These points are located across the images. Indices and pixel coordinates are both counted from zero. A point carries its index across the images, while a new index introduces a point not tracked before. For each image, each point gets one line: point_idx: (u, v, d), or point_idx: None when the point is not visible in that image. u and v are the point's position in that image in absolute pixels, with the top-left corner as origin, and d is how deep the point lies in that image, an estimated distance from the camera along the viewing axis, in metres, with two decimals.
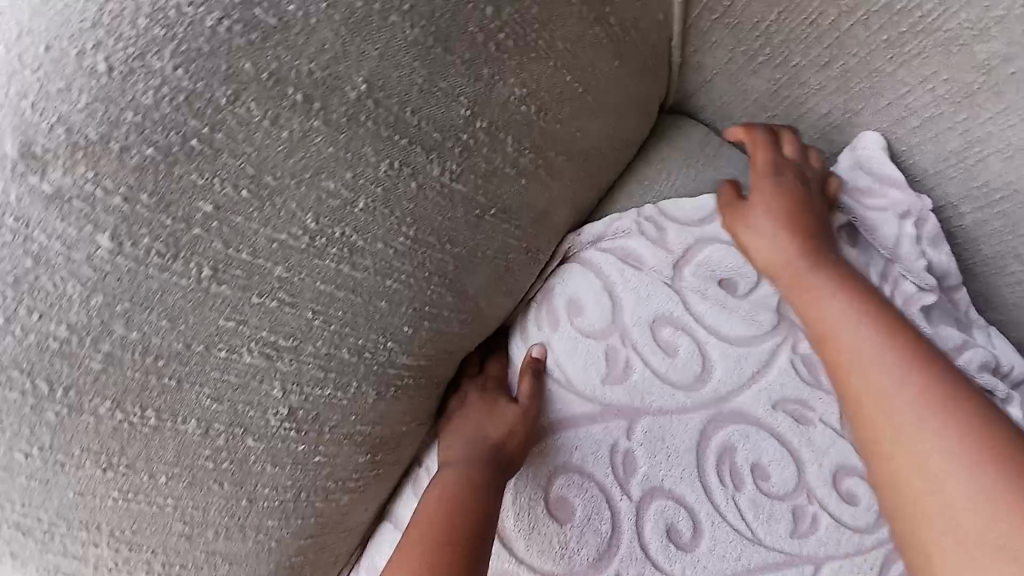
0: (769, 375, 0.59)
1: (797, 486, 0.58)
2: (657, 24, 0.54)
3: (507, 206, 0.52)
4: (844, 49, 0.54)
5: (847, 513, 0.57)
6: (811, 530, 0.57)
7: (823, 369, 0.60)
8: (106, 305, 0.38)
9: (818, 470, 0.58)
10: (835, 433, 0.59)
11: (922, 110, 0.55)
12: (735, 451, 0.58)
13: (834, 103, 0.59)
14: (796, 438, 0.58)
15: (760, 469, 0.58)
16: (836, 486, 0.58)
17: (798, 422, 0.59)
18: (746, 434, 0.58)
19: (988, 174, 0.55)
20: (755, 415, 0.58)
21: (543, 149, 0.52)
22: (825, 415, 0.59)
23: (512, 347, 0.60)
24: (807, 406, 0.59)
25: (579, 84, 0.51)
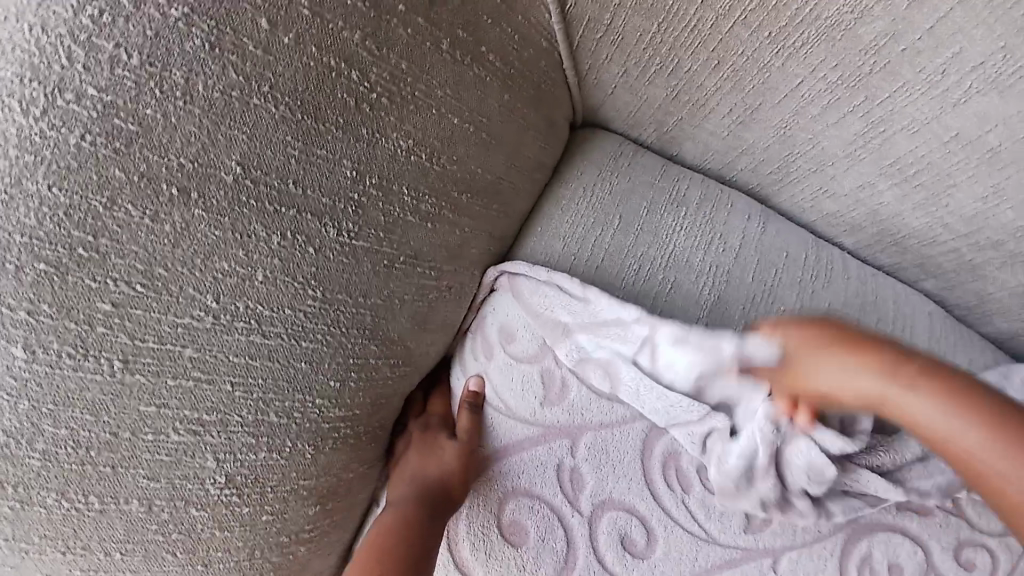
0: None
1: None
2: (541, 52, 0.55)
3: (418, 252, 0.53)
4: (729, 51, 0.55)
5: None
6: (765, 523, 0.57)
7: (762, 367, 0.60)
8: (33, 408, 0.40)
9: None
10: None
11: (818, 98, 0.56)
12: (680, 455, 0.59)
13: (733, 101, 0.59)
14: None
15: (706, 469, 0.58)
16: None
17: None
18: None
19: (898, 152, 0.57)
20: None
21: (443, 191, 0.53)
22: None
23: (453, 377, 0.65)
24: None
25: (469, 124, 0.53)
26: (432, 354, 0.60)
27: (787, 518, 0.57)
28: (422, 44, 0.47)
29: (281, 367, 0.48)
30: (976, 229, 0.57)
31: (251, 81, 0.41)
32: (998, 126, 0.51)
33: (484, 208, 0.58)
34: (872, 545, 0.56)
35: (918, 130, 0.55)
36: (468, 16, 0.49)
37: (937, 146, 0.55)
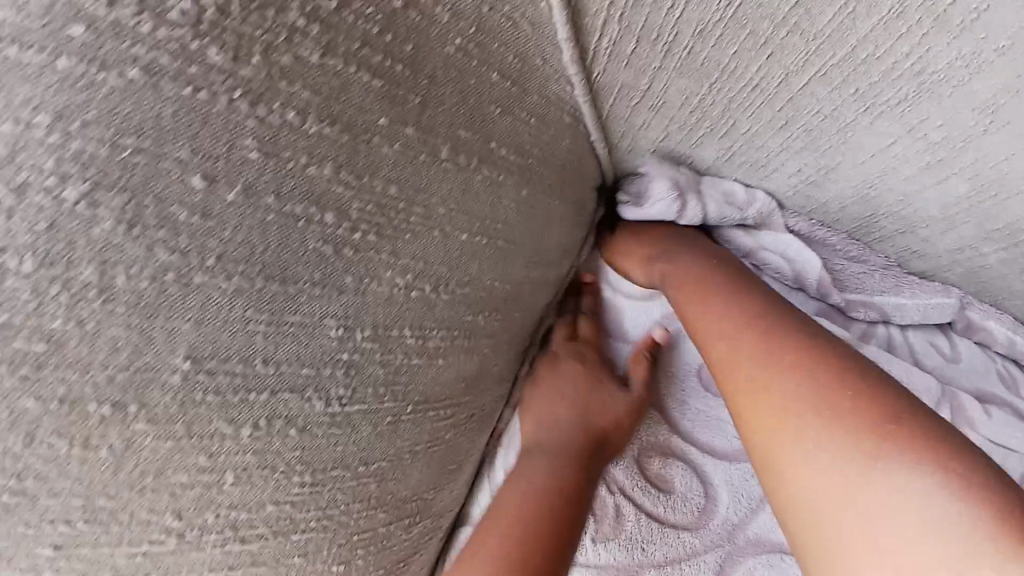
0: None
1: None
2: (565, 128, 0.44)
3: (428, 394, 0.42)
4: (801, 109, 0.44)
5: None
6: None
7: None
8: None
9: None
10: None
11: (915, 159, 0.45)
12: None
13: (803, 163, 0.48)
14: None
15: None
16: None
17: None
18: (771, 563, 0.49)
19: (1012, 220, 0.45)
20: (779, 541, 0.50)
21: (454, 320, 0.42)
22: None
23: (476, 505, 0.54)
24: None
25: (482, 236, 0.41)
26: (452, 497, 0.50)
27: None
28: (415, 156, 0.36)
29: (270, 567, 0.39)
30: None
31: (190, 255, 0.30)
32: None
33: (503, 320, 0.47)
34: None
35: None
36: (472, 108, 0.38)
37: None
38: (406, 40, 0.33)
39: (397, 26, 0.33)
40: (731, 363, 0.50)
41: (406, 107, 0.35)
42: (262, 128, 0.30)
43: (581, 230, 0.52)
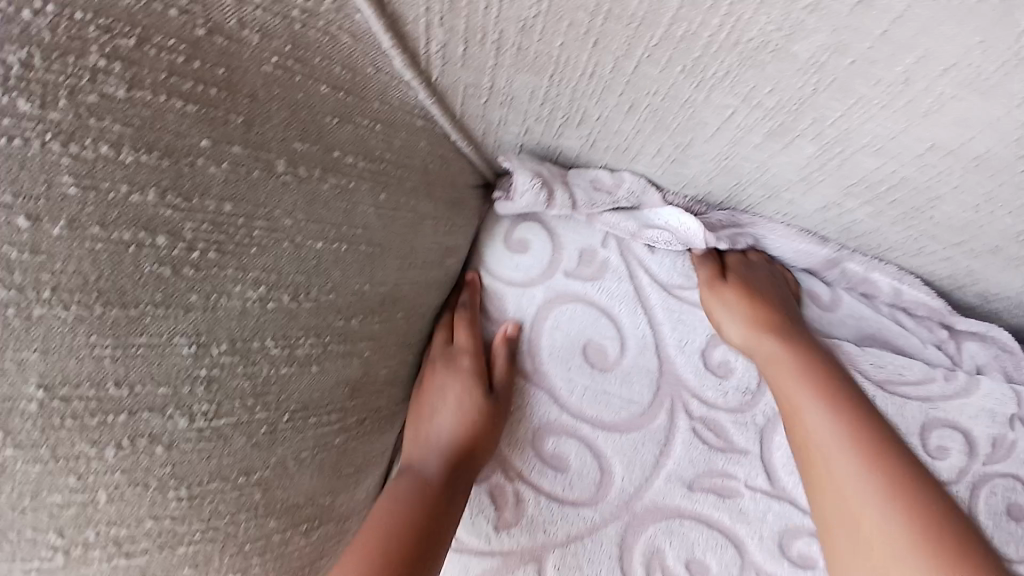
0: (673, 454, 0.53)
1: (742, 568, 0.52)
2: (420, 130, 0.46)
3: (308, 401, 0.44)
4: (641, 90, 0.46)
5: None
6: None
7: (726, 424, 0.54)
8: None
9: (762, 544, 0.52)
10: (767, 495, 0.53)
11: (758, 126, 0.47)
12: (663, 551, 0.52)
13: (661, 142, 0.50)
14: (728, 515, 0.52)
15: (696, 564, 0.52)
16: (788, 555, 0.52)
17: (722, 494, 0.53)
18: (669, 529, 0.52)
19: (862, 172, 0.48)
20: (676, 504, 0.52)
21: (322, 329, 0.43)
22: (750, 479, 0.53)
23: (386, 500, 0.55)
24: (729, 475, 0.53)
25: (342, 242, 0.43)
26: (358, 501, 0.51)
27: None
28: (247, 173, 0.38)
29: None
30: (969, 238, 0.50)
31: (26, 290, 0.32)
32: (981, 132, 0.43)
33: (388, 323, 0.48)
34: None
35: (882, 148, 0.46)
36: (306, 121, 0.40)
37: (912, 159, 0.46)
38: (217, 64, 0.36)
39: (206, 52, 0.35)
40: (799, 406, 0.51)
41: (228, 127, 0.37)
42: (78, 164, 0.33)
43: (464, 226, 0.54)
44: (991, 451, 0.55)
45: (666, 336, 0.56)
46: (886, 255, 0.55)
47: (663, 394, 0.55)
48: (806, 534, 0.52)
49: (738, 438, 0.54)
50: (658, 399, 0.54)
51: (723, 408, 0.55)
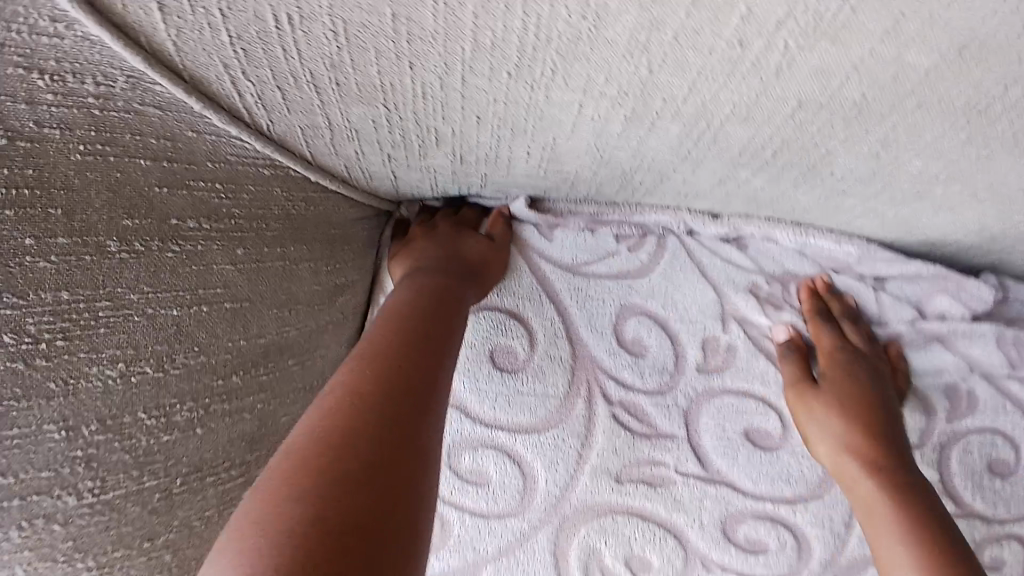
0: (595, 449, 0.52)
1: (686, 558, 0.52)
2: (267, 178, 0.45)
3: (199, 463, 0.46)
4: (480, 103, 0.43)
5: (760, 566, 0.53)
6: None
7: (648, 411, 0.53)
8: None
9: (702, 531, 0.52)
10: (699, 481, 0.52)
11: (612, 114, 0.44)
12: (603, 552, 0.52)
13: (528, 146, 0.48)
14: (663, 506, 0.52)
15: (636, 561, 0.52)
16: (733, 541, 0.52)
17: (653, 485, 0.52)
18: (604, 529, 0.52)
19: (740, 141, 0.45)
20: (607, 502, 0.52)
21: (198, 392, 0.44)
22: (679, 466, 0.53)
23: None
24: (658, 464, 0.53)
25: (202, 305, 0.44)
26: None
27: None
28: (79, 260, 0.38)
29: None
30: (882, 188, 0.47)
31: None
32: (850, 76, 0.38)
33: (277, 372, 0.49)
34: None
35: (749, 114, 0.42)
36: (132, 198, 0.40)
37: (785, 120, 0.42)
38: (26, 165, 0.36)
39: (12, 156, 0.35)
40: (847, 470, 0.50)
41: (50, 222, 0.37)
42: None
43: (351, 261, 0.54)
44: (951, 407, 0.54)
45: (575, 320, 0.54)
46: (803, 216, 0.53)
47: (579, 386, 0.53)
48: (748, 516, 0.52)
49: (661, 422, 0.53)
50: (575, 383, 0.53)
51: (642, 391, 0.53)
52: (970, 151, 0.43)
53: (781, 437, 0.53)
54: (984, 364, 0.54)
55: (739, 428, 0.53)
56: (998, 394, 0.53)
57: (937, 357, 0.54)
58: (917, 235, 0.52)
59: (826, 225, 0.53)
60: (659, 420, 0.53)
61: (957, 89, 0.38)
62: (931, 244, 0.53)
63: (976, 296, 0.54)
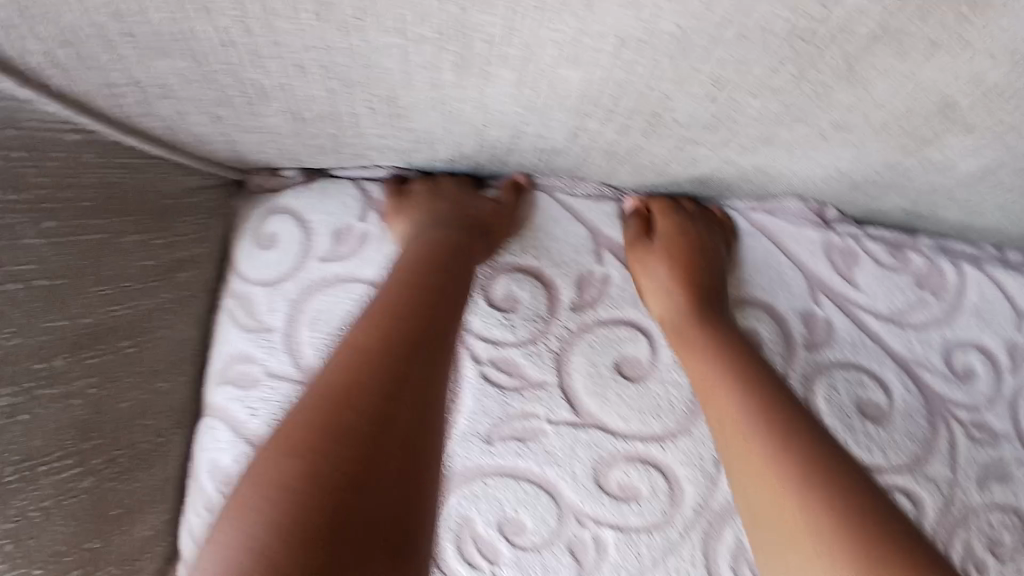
0: (463, 407, 0.50)
1: (560, 518, 0.49)
2: (74, 144, 0.43)
3: (27, 451, 0.42)
4: (295, 51, 0.41)
5: (633, 515, 0.49)
6: (597, 557, 0.49)
7: (519, 366, 0.50)
8: None
9: (576, 483, 0.49)
10: (571, 431, 0.50)
11: (439, 59, 0.42)
12: (474, 521, 0.49)
13: (366, 100, 0.46)
14: (535, 461, 0.49)
15: (509, 524, 0.49)
16: (604, 489, 0.49)
17: (523, 440, 0.49)
18: (475, 494, 0.49)
19: (575, 87, 0.42)
20: (477, 464, 0.49)
21: (20, 377, 0.42)
22: (551, 414, 0.50)
23: (186, 546, 0.53)
24: (529, 416, 0.50)
25: (15, 283, 0.41)
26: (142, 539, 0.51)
27: (622, 546, 0.49)
28: None
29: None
30: (730, 132, 0.45)
31: None
32: (660, 4, 0.36)
33: (110, 355, 0.46)
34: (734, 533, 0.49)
35: (574, 56, 0.40)
36: None
37: (612, 58, 0.40)
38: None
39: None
40: (699, 371, 0.48)
41: None
42: None
43: (193, 234, 0.51)
44: (810, 333, 0.51)
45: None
46: (668, 169, 0.50)
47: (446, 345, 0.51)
48: (619, 461, 0.49)
49: (531, 371, 0.50)
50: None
51: (513, 344, 0.51)
52: (804, 89, 0.41)
53: (650, 366, 0.51)
54: (816, 277, 0.53)
55: (610, 359, 0.51)
56: (854, 326, 0.52)
57: (791, 288, 0.52)
58: (782, 183, 0.50)
59: (693, 178, 0.51)
60: (528, 372, 0.50)
61: (777, 13, 0.36)
62: (801, 193, 0.51)
63: (799, 213, 0.52)
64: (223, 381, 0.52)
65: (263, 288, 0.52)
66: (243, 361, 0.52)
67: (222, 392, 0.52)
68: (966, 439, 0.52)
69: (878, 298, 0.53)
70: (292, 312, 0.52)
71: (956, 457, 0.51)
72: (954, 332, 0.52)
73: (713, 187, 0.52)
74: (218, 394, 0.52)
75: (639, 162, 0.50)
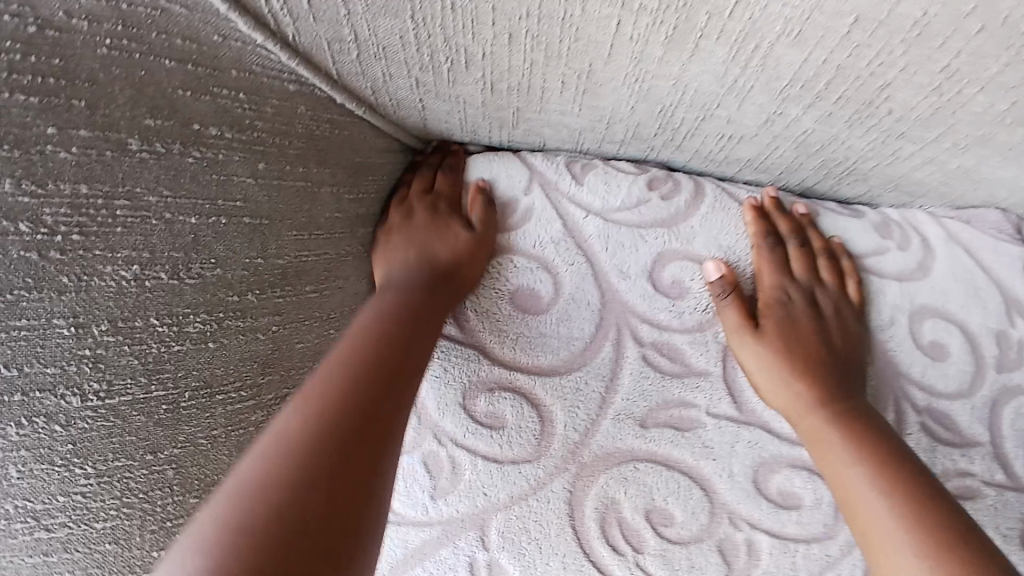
0: (623, 389, 0.49)
1: (711, 514, 0.49)
2: (292, 94, 0.45)
3: (209, 378, 0.43)
4: (510, 15, 0.41)
5: (791, 524, 0.49)
6: (749, 559, 0.49)
7: (684, 351, 0.49)
8: None
9: (733, 482, 0.49)
10: (734, 425, 0.49)
11: (652, 35, 0.41)
12: (619, 505, 0.49)
13: (561, 73, 0.46)
14: (690, 452, 0.49)
15: (656, 512, 0.49)
16: (765, 493, 0.48)
17: (682, 430, 0.49)
18: (624, 478, 0.49)
19: (790, 69, 0.41)
20: (631, 449, 0.49)
21: (213, 307, 0.42)
22: (713, 407, 0.49)
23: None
24: (688, 406, 0.49)
25: (220, 215, 0.42)
26: None
27: (776, 552, 0.49)
28: (99, 155, 0.37)
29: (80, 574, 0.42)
30: (944, 130, 0.43)
31: None
32: None
33: (295, 296, 0.48)
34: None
35: (800, 34, 0.39)
36: (155, 97, 0.39)
37: (838, 42, 0.39)
38: (51, 54, 0.35)
39: (40, 45, 0.35)
40: (813, 432, 0.46)
41: (73, 112, 0.36)
42: None
43: (373, 192, 0.53)
44: (1001, 357, 0.48)
45: (601, 266, 0.50)
46: (857, 167, 0.49)
47: (608, 326, 0.50)
48: (784, 466, 0.49)
49: (696, 359, 0.49)
50: (604, 327, 0.50)
51: (677, 329, 0.50)
52: None
53: None
54: (1015, 295, 0.50)
55: None
56: None
57: (986, 302, 0.49)
58: (983, 191, 0.49)
59: (884, 180, 0.49)
60: (695, 359, 0.49)
61: None
62: (996, 200, 0.49)
63: (997, 223, 0.50)
64: None
65: None
66: None
67: None
68: None
69: None
70: None
71: None
72: None
73: (903, 192, 0.50)
74: None
75: (832, 159, 0.48)
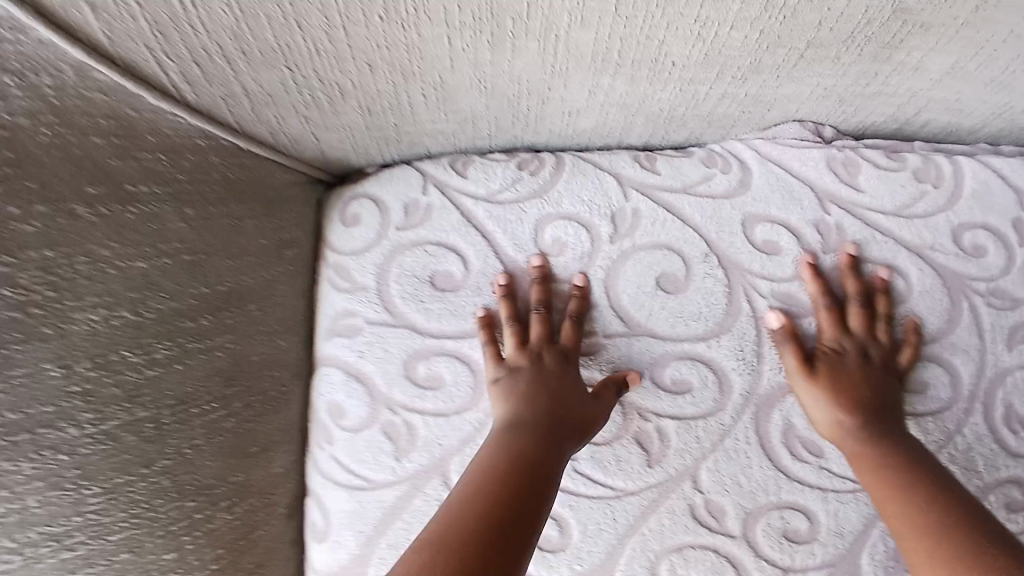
0: None
1: (627, 414, 0.60)
2: (204, 149, 0.55)
3: (182, 395, 0.53)
4: (366, 50, 0.52)
5: (689, 406, 0.60)
6: (663, 445, 0.60)
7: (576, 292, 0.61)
8: None
9: (638, 385, 0.60)
10: (627, 340, 0.61)
11: (478, 42, 0.52)
12: None
13: (419, 88, 0.56)
14: (597, 369, 0.61)
15: None
16: (662, 387, 0.60)
17: (588, 352, 0.61)
18: None
19: (588, 46, 0.53)
20: None
21: (173, 332, 0.52)
22: (606, 329, 0.61)
23: (312, 481, 0.64)
24: (589, 333, 0.61)
25: (164, 256, 0.52)
26: (274, 474, 0.61)
27: (683, 432, 0.60)
28: (56, 223, 0.46)
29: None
30: (720, 68, 0.55)
31: None
32: None
33: (240, 315, 0.57)
34: (781, 414, 0.60)
35: (584, 18, 0.50)
36: (92, 169, 0.48)
37: (615, 18, 0.50)
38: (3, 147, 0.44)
39: None
40: (832, 420, 0.58)
41: (27, 191, 0.44)
42: None
43: (294, 220, 0.63)
44: (824, 240, 0.61)
45: (500, 241, 0.62)
46: (674, 113, 0.60)
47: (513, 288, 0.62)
48: (671, 362, 0.60)
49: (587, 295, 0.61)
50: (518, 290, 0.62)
51: (565, 277, 0.62)
52: (771, 17, 0.50)
53: (687, 280, 0.61)
54: (824, 188, 0.61)
55: (652, 281, 0.61)
56: (863, 225, 0.61)
57: (801, 199, 0.61)
58: (776, 110, 0.60)
59: (698, 118, 0.61)
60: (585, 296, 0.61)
61: None
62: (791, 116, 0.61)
63: (797, 132, 0.62)
64: (331, 336, 0.63)
65: (352, 257, 0.64)
66: (345, 316, 0.63)
67: (331, 344, 0.63)
68: (986, 307, 0.60)
69: (884, 198, 0.61)
70: (379, 275, 0.63)
71: (969, 322, 0.60)
72: (954, 216, 0.60)
73: (717, 126, 0.62)
74: (327, 346, 0.64)
75: (652, 111, 0.60)
